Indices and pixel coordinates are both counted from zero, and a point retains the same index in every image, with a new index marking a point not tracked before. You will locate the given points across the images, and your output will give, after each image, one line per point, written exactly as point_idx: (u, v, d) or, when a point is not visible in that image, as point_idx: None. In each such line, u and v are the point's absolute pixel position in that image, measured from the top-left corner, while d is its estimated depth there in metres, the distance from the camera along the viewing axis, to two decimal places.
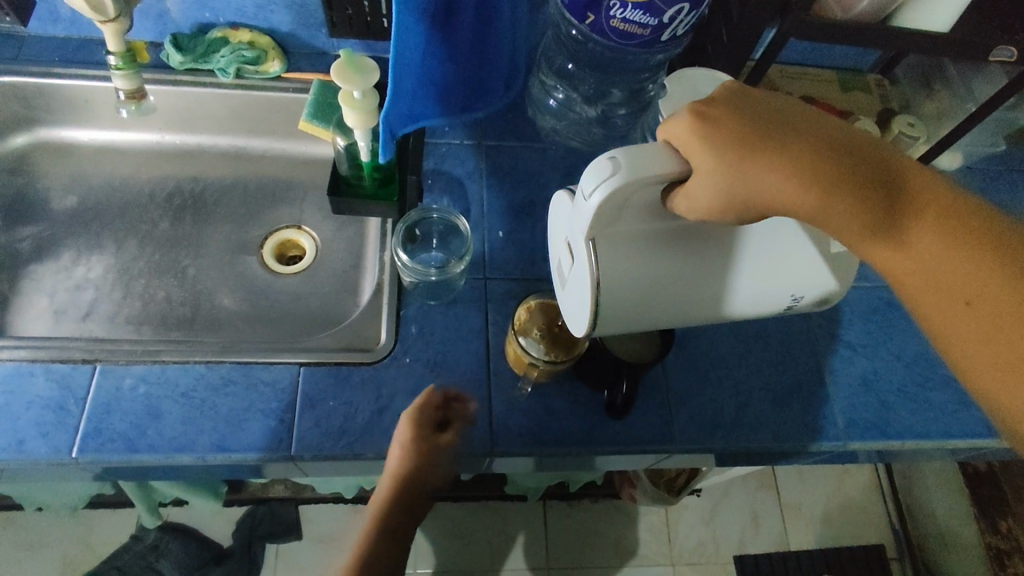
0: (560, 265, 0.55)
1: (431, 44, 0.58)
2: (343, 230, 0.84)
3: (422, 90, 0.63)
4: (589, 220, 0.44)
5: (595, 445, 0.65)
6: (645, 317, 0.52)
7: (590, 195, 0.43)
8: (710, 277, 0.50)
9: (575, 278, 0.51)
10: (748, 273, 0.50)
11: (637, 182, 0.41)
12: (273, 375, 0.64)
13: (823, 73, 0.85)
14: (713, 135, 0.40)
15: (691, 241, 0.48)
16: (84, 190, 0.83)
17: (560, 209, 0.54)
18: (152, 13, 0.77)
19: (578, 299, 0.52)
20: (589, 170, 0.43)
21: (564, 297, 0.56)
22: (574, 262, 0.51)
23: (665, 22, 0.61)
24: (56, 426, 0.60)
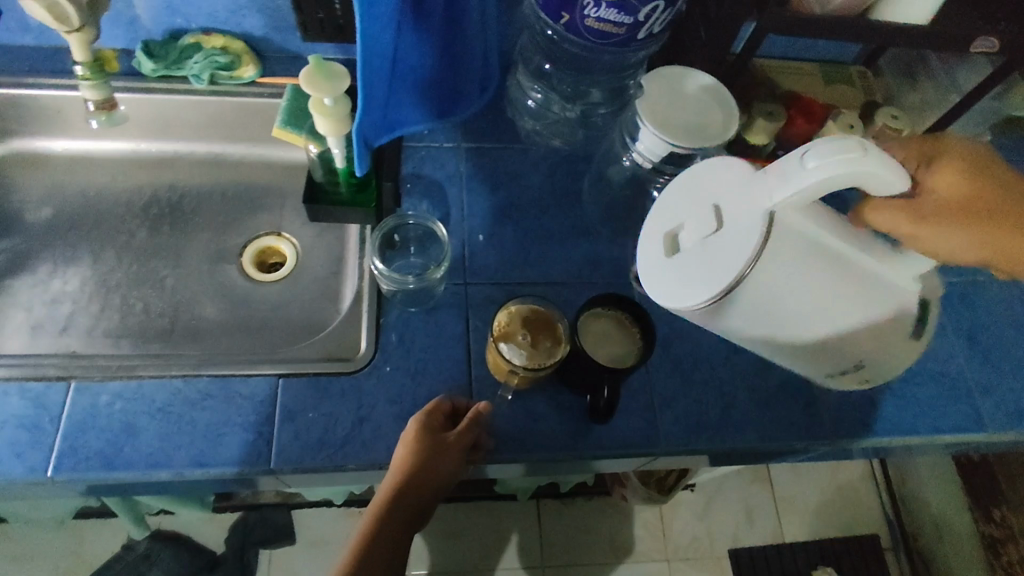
0: (675, 234, 0.57)
1: (400, 48, 0.57)
2: (323, 236, 0.83)
3: (394, 93, 0.61)
4: (792, 190, 0.47)
5: (578, 450, 0.65)
6: (748, 328, 0.57)
7: (821, 162, 0.45)
8: (786, 296, 0.52)
9: (709, 246, 0.52)
10: (830, 303, 0.53)
11: (859, 173, 0.45)
12: (251, 387, 0.64)
13: (805, 66, 0.84)
14: (972, 185, 0.52)
15: (801, 262, 0.51)
16: (58, 201, 0.82)
17: (706, 176, 0.55)
18: (122, 20, 0.76)
19: (701, 273, 0.52)
20: (830, 143, 0.46)
21: (648, 254, 0.58)
22: (719, 230, 0.52)
23: (640, 20, 0.61)
24: (31, 445, 0.59)
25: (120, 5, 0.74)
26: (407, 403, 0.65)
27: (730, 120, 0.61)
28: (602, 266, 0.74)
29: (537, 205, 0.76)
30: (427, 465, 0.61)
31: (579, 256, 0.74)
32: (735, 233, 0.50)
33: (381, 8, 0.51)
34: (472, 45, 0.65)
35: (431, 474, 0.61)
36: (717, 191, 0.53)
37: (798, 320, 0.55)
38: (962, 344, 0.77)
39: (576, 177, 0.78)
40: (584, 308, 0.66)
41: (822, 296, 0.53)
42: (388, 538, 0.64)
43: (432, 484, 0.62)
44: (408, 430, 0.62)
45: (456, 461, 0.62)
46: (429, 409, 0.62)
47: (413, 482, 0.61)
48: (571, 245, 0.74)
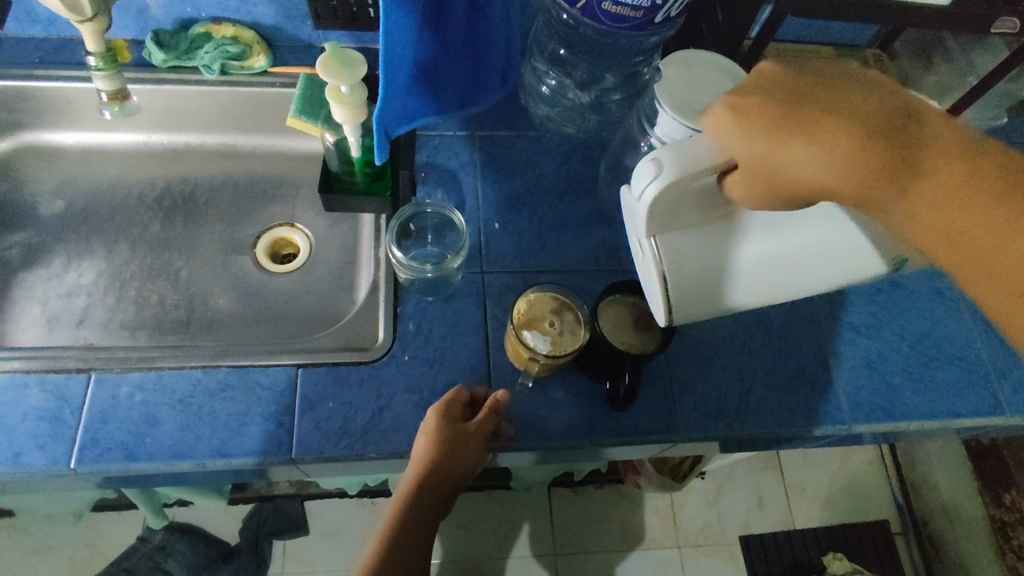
0: (634, 257, 0.58)
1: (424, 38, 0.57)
2: (336, 226, 0.83)
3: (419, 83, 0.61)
4: (647, 219, 0.49)
5: (597, 437, 0.65)
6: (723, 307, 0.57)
7: (641, 193, 0.47)
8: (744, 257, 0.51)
9: (644, 268, 0.55)
10: (783, 264, 0.50)
11: (684, 178, 0.44)
12: (271, 378, 0.64)
13: (822, 50, 0.82)
14: (749, 122, 0.40)
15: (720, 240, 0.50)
16: (70, 194, 0.81)
17: (624, 203, 0.56)
18: (132, 10, 0.76)
19: (652, 292, 0.55)
20: (638, 170, 0.47)
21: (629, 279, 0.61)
22: (643, 256, 0.54)
23: (658, 4, 0.60)
24: (53, 437, 0.59)
25: None
26: (425, 392, 0.65)
27: None
28: (618, 253, 0.74)
29: (552, 192, 0.76)
30: (446, 458, 0.62)
31: (595, 243, 0.74)
32: (647, 254, 0.52)
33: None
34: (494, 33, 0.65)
35: (452, 460, 0.62)
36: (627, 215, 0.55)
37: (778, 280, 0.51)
38: (979, 327, 0.77)
39: (591, 163, 0.78)
40: (605, 294, 0.65)
41: (769, 260, 0.50)
42: (416, 521, 0.65)
43: (455, 467, 0.63)
44: (426, 422, 0.61)
45: (478, 450, 0.63)
46: (447, 400, 0.62)
47: (437, 467, 0.62)
48: (587, 232, 0.74)
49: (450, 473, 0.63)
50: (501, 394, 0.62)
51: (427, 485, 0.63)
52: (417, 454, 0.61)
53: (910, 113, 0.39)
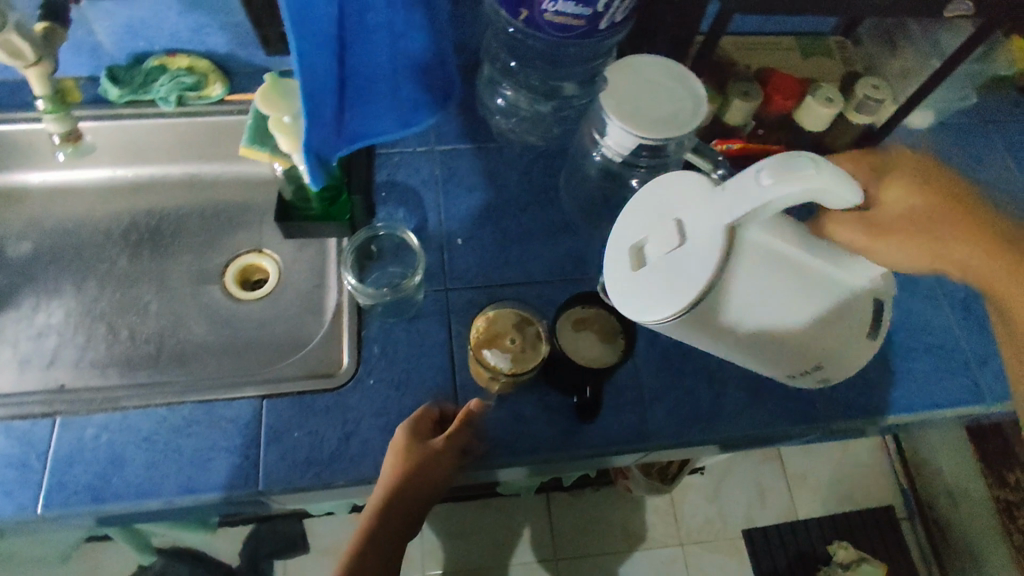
0: (641, 249, 0.53)
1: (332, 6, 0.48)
2: (304, 250, 0.83)
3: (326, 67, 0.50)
4: (748, 211, 0.44)
5: (567, 451, 0.64)
6: (686, 330, 0.54)
7: (787, 178, 0.42)
8: (761, 288, 0.49)
9: (673, 257, 0.49)
10: (787, 305, 0.50)
11: (826, 193, 0.42)
12: (235, 411, 0.64)
13: (783, 40, 0.82)
14: (936, 179, 0.53)
15: (768, 271, 0.48)
16: (37, 234, 0.82)
17: (676, 187, 0.51)
18: (85, 49, 0.75)
19: (670, 284, 0.48)
20: (783, 159, 0.43)
21: (609, 276, 0.55)
22: (687, 243, 0.48)
23: (600, 10, 0.59)
24: (19, 484, 0.59)
25: (82, 33, 0.73)
26: (392, 415, 0.65)
27: (697, 102, 0.60)
28: (583, 262, 0.73)
29: (514, 203, 0.76)
30: (417, 477, 0.59)
31: (560, 253, 0.73)
32: (703, 247, 0.46)
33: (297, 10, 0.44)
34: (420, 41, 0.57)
35: (423, 480, 0.60)
36: (680, 202, 0.50)
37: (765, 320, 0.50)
38: (956, 314, 0.76)
39: (553, 171, 0.77)
40: (564, 309, 0.65)
41: (784, 314, 0.50)
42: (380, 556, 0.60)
43: (426, 490, 0.60)
44: (396, 439, 0.61)
45: (449, 467, 0.60)
46: (417, 416, 0.62)
47: (406, 489, 0.59)
48: (551, 242, 0.74)
49: (420, 497, 0.60)
50: (473, 407, 0.61)
51: (395, 509, 0.60)
52: (388, 473, 0.59)
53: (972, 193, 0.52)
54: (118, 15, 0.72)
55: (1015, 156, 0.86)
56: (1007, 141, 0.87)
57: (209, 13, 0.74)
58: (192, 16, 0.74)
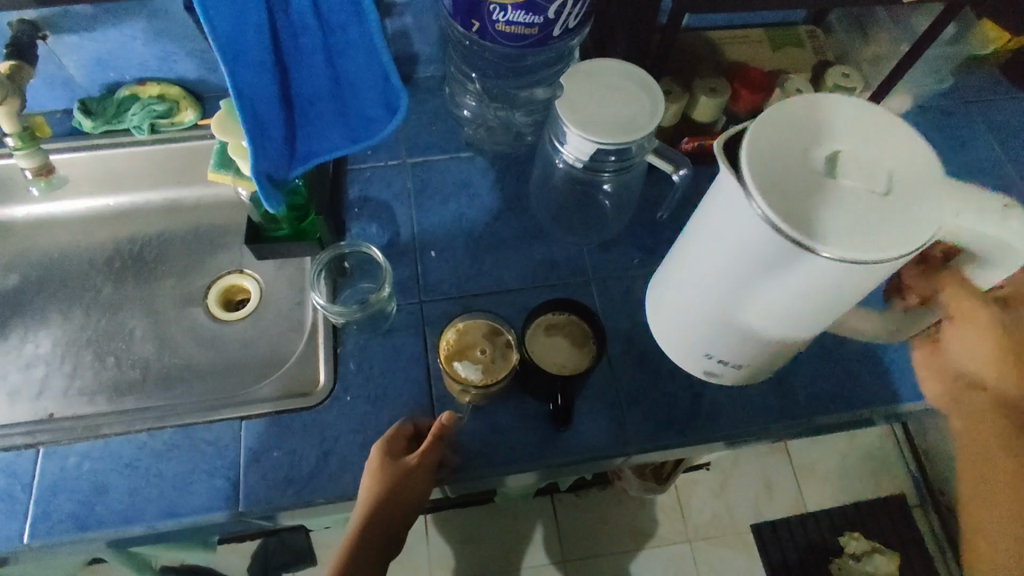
0: (813, 172, 0.44)
1: (267, 27, 0.47)
2: (284, 268, 0.84)
3: (263, 88, 0.50)
4: (947, 229, 0.44)
5: (546, 459, 0.64)
6: (729, 254, 0.49)
7: (1012, 228, 0.43)
8: (874, 275, 0.45)
9: (857, 196, 0.43)
10: (842, 302, 0.48)
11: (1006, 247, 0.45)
12: (215, 433, 0.64)
13: (752, 32, 0.80)
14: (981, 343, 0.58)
15: (870, 270, 0.44)
16: (24, 266, 0.83)
17: (883, 142, 0.45)
18: (57, 82, 0.77)
19: (854, 227, 0.42)
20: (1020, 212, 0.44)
21: (760, 137, 0.45)
22: (888, 200, 0.43)
23: (551, 18, 0.59)
24: (6, 515, 0.60)
25: (52, 68, 0.75)
26: (370, 431, 0.65)
27: (654, 103, 0.59)
28: (557, 267, 0.73)
29: (486, 212, 0.76)
30: (392, 495, 0.59)
31: (533, 260, 0.73)
32: (897, 216, 0.42)
33: (228, 38, 0.45)
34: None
35: (400, 499, 0.60)
36: (888, 148, 0.44)
37: (819, 297, 0.47)
38: None
39: (524, 178, 0.77)
40: (537, 313, 0.64)
41: (830, 307, 0.48)
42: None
43: (405, 508, 0.60)
44: (370, 459, 0.61)
45: (426, 483, 0.60)
46: (390, 434, 0.62)
47: (384, 508, 0.59)
48: (524, 249, 0.74)
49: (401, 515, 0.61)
50: (445, 420, 0.61)
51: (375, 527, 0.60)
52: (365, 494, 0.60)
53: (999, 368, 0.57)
54: (86, 48, 0.74)
55: (996, 136, 0.85)
56: (985, 121, 0.86)
57: (176, 41, 0.75)
58: (159, 45, 0.75)
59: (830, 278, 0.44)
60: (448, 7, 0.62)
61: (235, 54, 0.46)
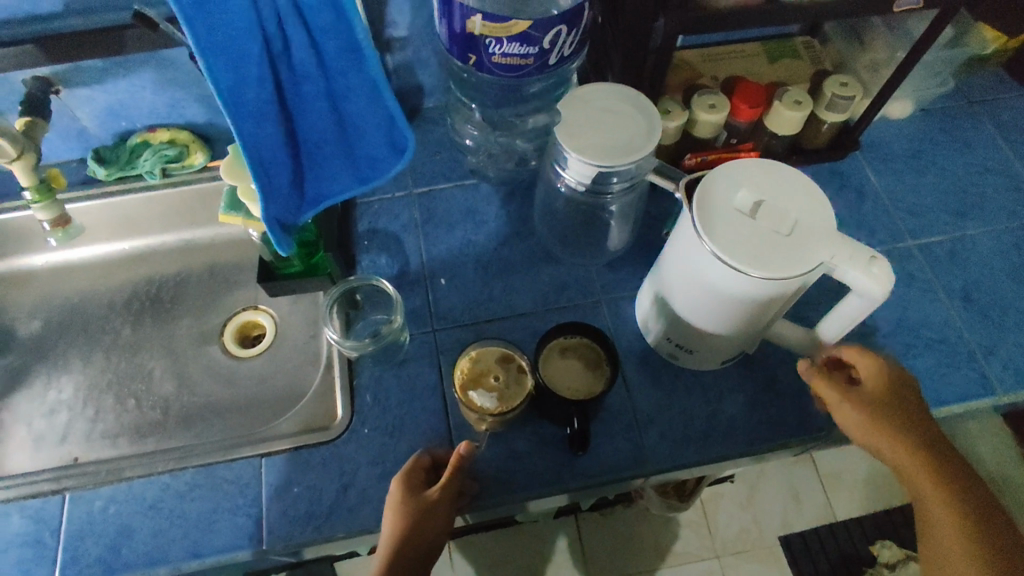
0: (734, 210, 0.54)
1: (267, 79, 0.48)
2: (298, 302, 0.85)
3: (268, 133, 0.51)
4: (819, 271, 0.53)
5: (564, 483, 0.64)
6: (683, 273, 0.59)
7: (874, 275, 0.51)
8: (763, 292, 0.55)
9: (761, 230, 0.53)
10: (748, 311, 0.58)
11: (875, 294, 0.52)
12: (236, 471, 0.65)
13: (748, 47, 0.81)
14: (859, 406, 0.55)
15: (780, 289, 0.54)
16: (46, 313, 0.85)
17: (799, 199, 0.55)
18: (72, 134, 0.80)
19: (746, 248, 0.52)
20: (883, 268, 0.51)
21: (713, 181, 0.56)
22: (787, 238, 0.52)
23: (546, 47, 0.60)
24: (36, 561, 0.61)
25: (66, 120, 0.78)
26: (388, 462, 0.65)
27: (652, 125, 0.60)
28: (566, 290, 0.73)
29: (493, 240, 0.76)
30: (419, 529, 0.58)
31: (542, 284, 0.74)
32: (796, 250, 0.52)
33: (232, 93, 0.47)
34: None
35: (424, 532, 0.58)
36: (799, 200, 0.54)
37: (722, 301, 0.57)
38: (956, 305, 0.73)
39: (530, 204, 0.78)
40: (549, 336, 0.64)
41: (735, 312, 0.58)
42: None
43: (428, 543, 0.59)
44: (391, 492, 0.60)
45: (448, 514, 0.60)
46: (409, 467, 0.61)
47: (409, 544, 0.57)
48: (532, 274, 0.74)
49: (424, 554, 0.59)
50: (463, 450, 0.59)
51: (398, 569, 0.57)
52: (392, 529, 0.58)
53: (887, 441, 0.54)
54: (97, 100, 0.76)
55: (1002, 136, 0.85)
56: (989, 121, 0.85)
57: (184, 88, 0.77)
58: (168, 93, 0.78)
59: (725, 285, 0.55)
60: (445, 40, 0.63)
61: (236, 106, 0.47)
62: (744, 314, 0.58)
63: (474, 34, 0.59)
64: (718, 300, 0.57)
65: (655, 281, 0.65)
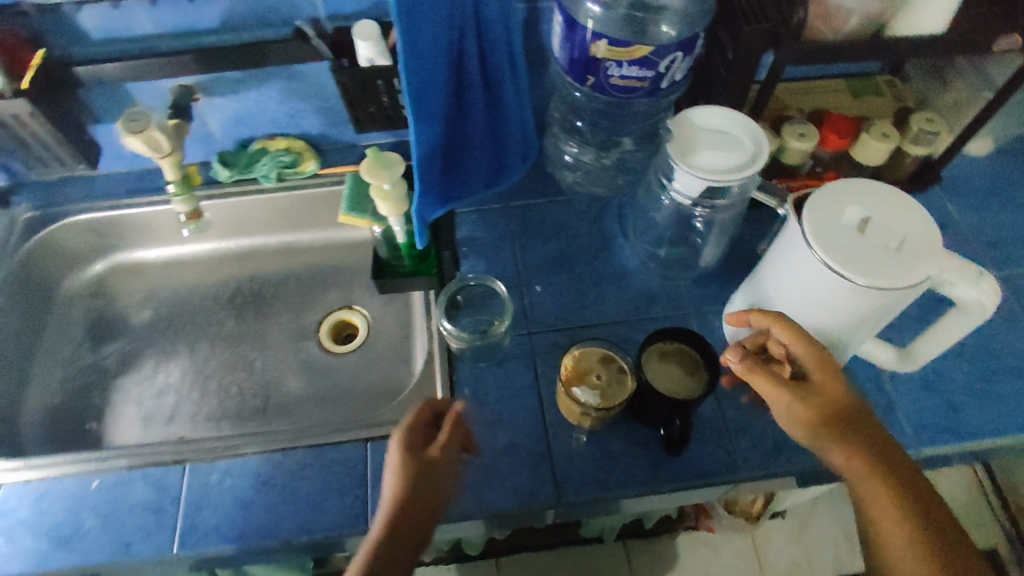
0: (842, 225, 0.58)
1: (444, 74, 0.57)
2: (390, 304, 0.90)
3: (433, 125, 0.59)
4: (927, 285, 0.56)
5: (657, 484, 0.66)
6: (787, 283, 0.62)
7: (982, 289, 0.54)
8: (871, 303, 0.58)
9: (873, 245, 0.56)
10: (851, 321, 0.61)
11: (982, 307, 0.55)
12: (344, 454, 0.69)
13: (833, 83, 0.85)
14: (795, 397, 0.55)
15: (889, 300, 0.57)
16: (156, 303, 0.91)
17: (902, 218, 0.58)
18: (200, 138, 0.87)
19: (861, 262, 0.55)
20: (989, 282, 0.55)
21: (820, 200, 0.59)
22: (898, 252, 0.55)
23: (661, 72, 0.66)
24: (157, 527, 0.65)
25: (197, 126, 0.85)
26: (488, 454, 0.68)
27: (759, 148, 0.64)
28: (657, 301, 0.76)
29: (587, 252, 0.80)
30: (423, 487, 0.56)
31: (633, 295, 0.77)
32: (907, 262, 0.55)
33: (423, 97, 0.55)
34: (509, 103, 0.65)
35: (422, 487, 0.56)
36: (904, 218, 0.58)
37: (827, 312, 0.61)
38: None
39: (621, 219, 0.82)
40: (649, 341, 0.68)
41: (838, 323, 0.61)
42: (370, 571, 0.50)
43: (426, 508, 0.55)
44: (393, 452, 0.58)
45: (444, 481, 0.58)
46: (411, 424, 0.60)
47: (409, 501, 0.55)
48: (624, 284, 0.78)
49: (418, 523, 0.55)
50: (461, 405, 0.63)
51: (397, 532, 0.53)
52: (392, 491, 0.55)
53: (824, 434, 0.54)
54: (229, 108, 0.83)
55: None
56: None
57: (306, 100, 0.84)
58: (292, 104, 0.84)
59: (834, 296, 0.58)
60: (564, 64, 0.69)
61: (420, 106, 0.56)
62: (845, 325, 0.62)
63: (597, 58, 0.65)
64: (824, 311, 0.61)
65: (753, 291, 0.68)
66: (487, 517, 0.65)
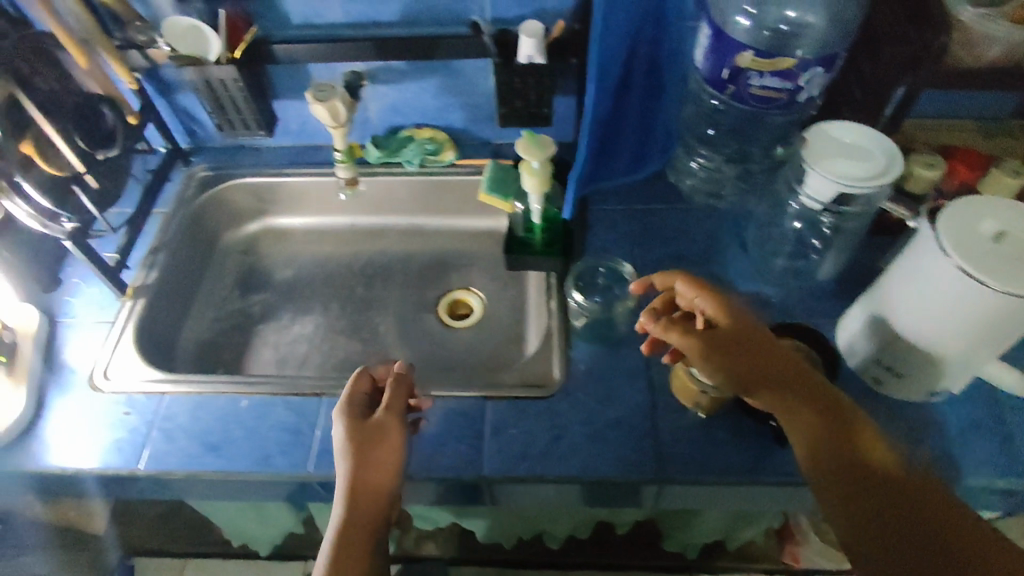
0: (978, 236, 0.60)
1: (620, 59, 0.73)
2: (505, 290, 0.96)
3: (603, 94, 0.74)
4: None
5: (763, 474, 0.67)
6: (914, 289, 0.64)
7: None
8: (1003, 314, 0.59)
9: (1011, 255, 0.58)
10: (979, 334, 0.62)
11: None
12: (463, 406, 0.74)
13: (964, 123, 0.87)
14: (715, 359, 0.60)
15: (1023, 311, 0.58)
16: (296, 264, 1.01)
17: None
18: (358, 122, 0.98)
19: (996, 269, 0.57)
20: None
21: (956, 211, 0.62)
22: None
23: (800, 85, 0.71)
24: (294, 445, 0.71)
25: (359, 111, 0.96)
26: (598, 424, 0.72)
27: (893, 161, 0.68)
28: (770, 307, 0.79)
29: (703, 255, 0.84)
30: (370, 448, 0.63)
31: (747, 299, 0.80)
32: None
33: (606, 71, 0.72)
34: (666, 95, 0.80)
35: (376, 456, 0.62)
36: None
37: (953, 322, 0.62)
38: None
39: (737, 230, 0.86)
40: None
41: (965, 335, 0.62)
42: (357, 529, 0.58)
43: (381, 463, 0.62)
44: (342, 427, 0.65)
45: (397, 434, 0.65)
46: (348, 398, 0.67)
47: (364, 458, 0.62)
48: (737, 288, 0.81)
49: (384, 476, 0.62)
50: (398, 367, 0.70)
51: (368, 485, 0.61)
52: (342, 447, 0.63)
53: (747, 380, 0.59)
54: (389, 96, 0.94)
55: None
56: None
57: (456, 96, 0.93)
58: (443, 98, 0.94)
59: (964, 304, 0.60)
60: (704, 74, 0.75)
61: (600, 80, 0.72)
62: (971, 338, 0.62)
63: (741, 68, 0.70)
64: (950, 320, 0.62)
65: (874, 302, 0.70)
66: (593, 481, 0.68)
